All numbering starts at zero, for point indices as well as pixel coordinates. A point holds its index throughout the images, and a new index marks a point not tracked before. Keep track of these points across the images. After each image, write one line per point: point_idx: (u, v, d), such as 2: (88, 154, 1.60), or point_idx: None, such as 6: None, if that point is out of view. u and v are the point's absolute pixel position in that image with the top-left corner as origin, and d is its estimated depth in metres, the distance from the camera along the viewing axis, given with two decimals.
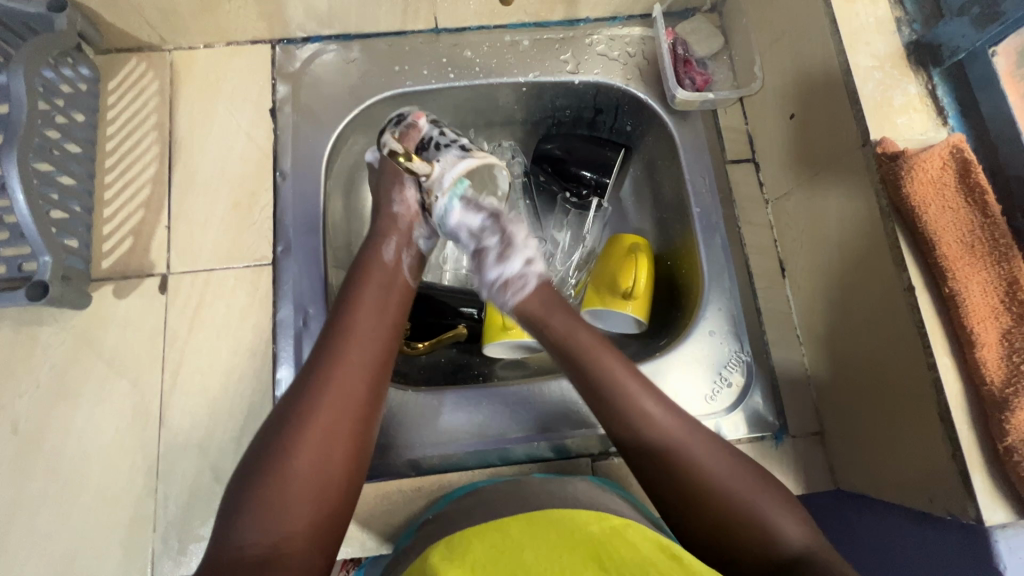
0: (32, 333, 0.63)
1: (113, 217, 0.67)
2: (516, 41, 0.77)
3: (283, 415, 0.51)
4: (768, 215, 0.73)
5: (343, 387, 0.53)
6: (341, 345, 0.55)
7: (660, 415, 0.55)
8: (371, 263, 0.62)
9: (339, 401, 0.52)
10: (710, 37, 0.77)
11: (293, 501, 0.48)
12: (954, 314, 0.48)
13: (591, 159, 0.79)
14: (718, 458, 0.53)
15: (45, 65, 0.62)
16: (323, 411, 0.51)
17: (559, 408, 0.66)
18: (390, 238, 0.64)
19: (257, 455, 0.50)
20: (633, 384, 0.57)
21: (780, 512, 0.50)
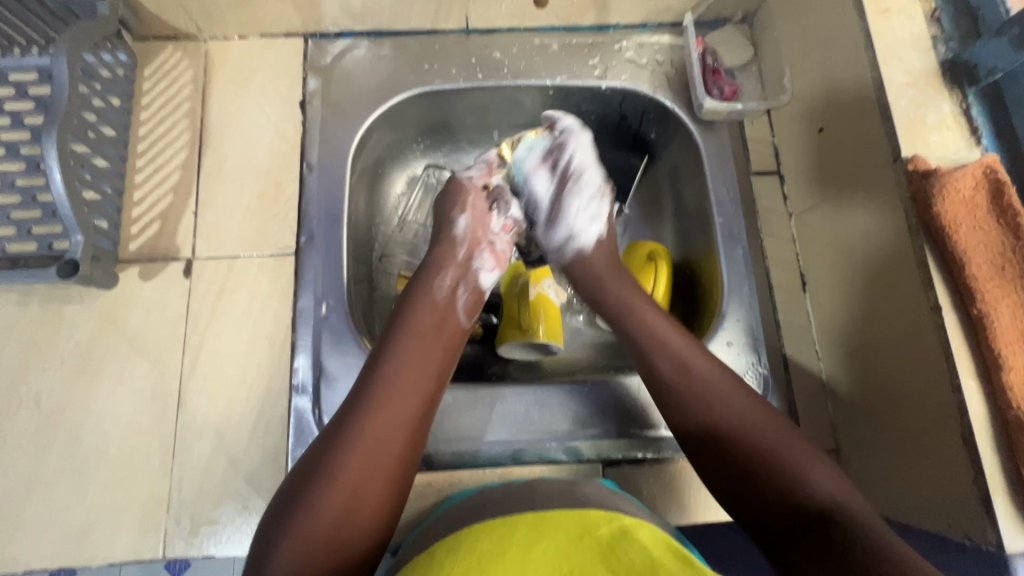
0: (59, 310, 0.64)
1: (143, 201, 0.68)
2: (545, 44, 0.77)
3: (347, 411, 0.52)
4: (791, 229, 0.72)
5: (405, 386, 0.54)
6: (406, 355, 0.56)
7: (696, 360, 0.57)
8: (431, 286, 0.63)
9: (403, 404, 0.53)
10: (740, 48, 0.77)
11: (343, 488, 0.47)
12: (981, 336, 0.48)
13: (615, 163, 0.82)
14: (748, 405, 0.54)
15: (87, 49, 0.63)
16: (382, 405, 0.52)
17: (574, 408, 0.66)
18: (450, 267, 0.65)
19: (323, 441, 0.51)
20: (674, 335, 0.60)
21: (812, 468, 0.48)
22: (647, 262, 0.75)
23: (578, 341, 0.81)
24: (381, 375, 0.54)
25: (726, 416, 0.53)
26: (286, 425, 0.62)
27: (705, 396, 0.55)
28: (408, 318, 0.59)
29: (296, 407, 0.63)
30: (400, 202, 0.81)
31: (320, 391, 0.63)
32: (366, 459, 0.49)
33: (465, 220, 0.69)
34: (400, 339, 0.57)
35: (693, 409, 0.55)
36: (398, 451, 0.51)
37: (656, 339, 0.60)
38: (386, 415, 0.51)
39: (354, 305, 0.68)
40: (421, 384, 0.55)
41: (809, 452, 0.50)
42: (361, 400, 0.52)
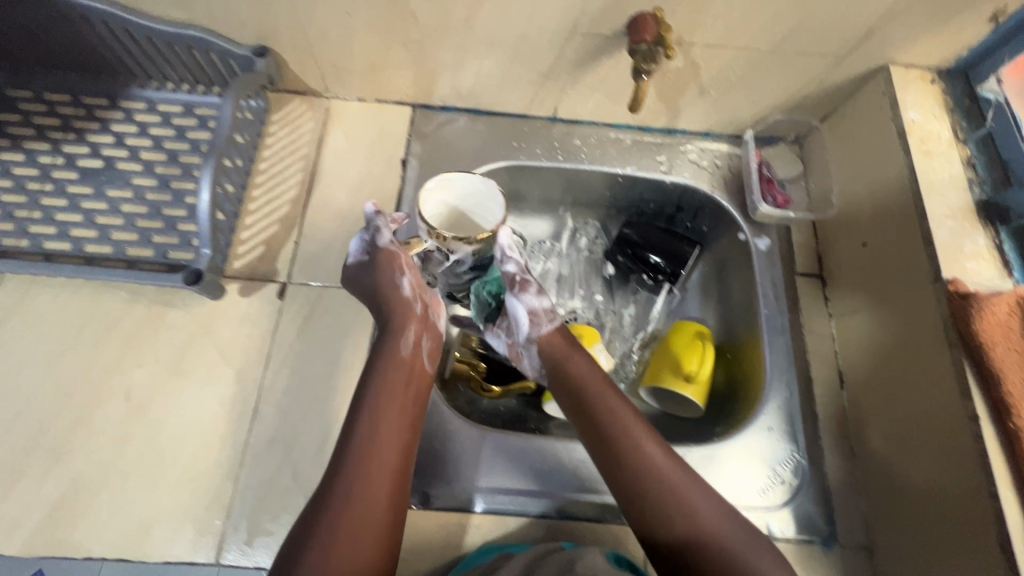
0: (163, 312, 0.71)
1: (253, 226, 0.76)
2: (619, 139, 0.88)
3: (318, 503, 0.54)
4: (831, 329, 0.78)
5: (388, 447, 0.58)
6: (368, 447, 0.57)
7: (659, 454, 0.59)
8: (390, 358, 0.63)
9: (376, 498, 0.55)
10: (791, 163, 0.86)
11: (347, 545, 0.52)
12: (1016, 451, 0.52)
13: (665, 248, 0.88)
14: (711, 503, 0.57)
15: (246, 97, 0.76)
16: (370, 466, 0.56)
17: (547, 465, 0.69)
18: (408, 325, 0.66)
19: (311, 507, 0.54)
20: (629, 417, 0.61)
21: (767, 569, 0.53)
22: (695, 341, 0.81)
23: None
24: (367, 437, 0.58)
25: (694, 508, 0.56)
26: None
27: (675, 496, 0.57)
28: (381, 372, 0.62)
29: None
30: None
31: None
32: (366, 520, 0.54)
33: (407, 281, 0.66)
34: (373, 397, 0.60)
35: (657, 500, 0.57)
36: (388, 505, 0.56)
37: (632, 444, 0.60)
38: (359, 507, 0.54)
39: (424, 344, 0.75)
40: (403, 439, 0.59)
41: (756, 545, 0.55)
42: (337, 493, 0.54)
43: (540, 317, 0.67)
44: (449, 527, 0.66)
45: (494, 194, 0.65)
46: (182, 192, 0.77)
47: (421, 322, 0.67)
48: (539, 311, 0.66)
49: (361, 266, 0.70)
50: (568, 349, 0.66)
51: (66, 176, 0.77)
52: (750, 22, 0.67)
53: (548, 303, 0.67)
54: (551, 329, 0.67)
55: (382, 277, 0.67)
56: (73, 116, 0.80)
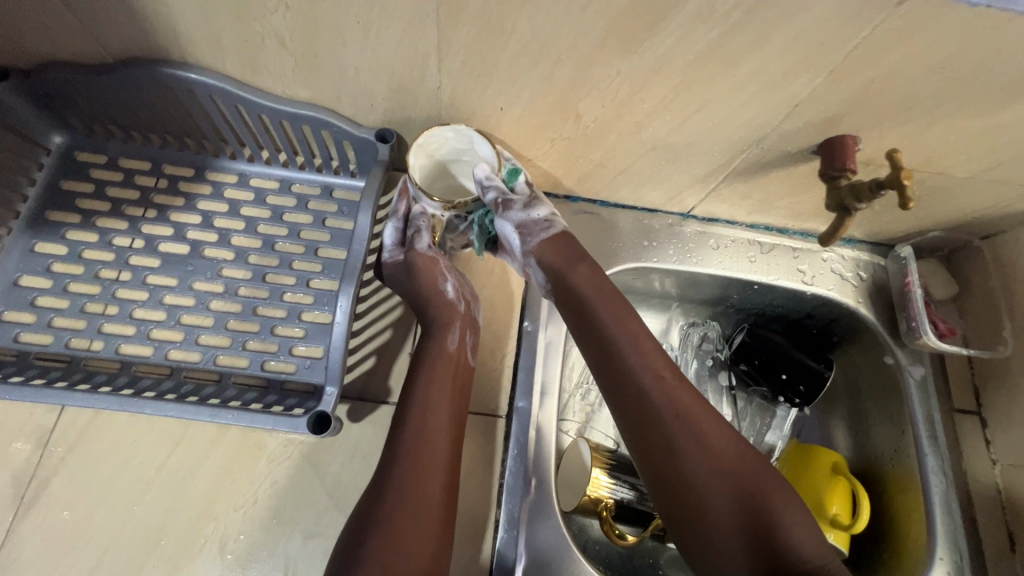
0: (261, 440, 0.60)
1: (363, 333, 0.67)
2: (755, 242, 0.80)
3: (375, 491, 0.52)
4: (996, 478, 0.70)
5: (434, 449, 0.54)
6: (422, 420, 0.56)
7: (673, 383, 0.58)
8: (435, 350, 0.61)
9: (431, 490, 0.52)
10: (946, 282, 0.79)
11: (406, 537, 0.49)
12: None
13: (797, 363, 0.79)
14: (729, 441, 0.56)
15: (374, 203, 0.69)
16: (420, 455, 0.54)
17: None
18: (455, 322, 0.64)
19: (358, 522, 0.50)
20: (646, 339, 0.60)
21: (795, 524, 0.52)
22: (832, 477, 0.73)
23: None
24: (409, 432, 0.55)
25: (713, 444, 0.55)
26: None
27: (710, 456, 0.55)
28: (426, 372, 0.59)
29: None
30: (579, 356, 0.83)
31: None
32: (410, 534, 0.49)
33: (453, 287, 0.65)
34: (420, 395, 0.57)
35: (685, 454, 0.56)
36: (437, 519, 0.51)
37: (662, 394, 0.57)
38: (414, 492, 0.51)
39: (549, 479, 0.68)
40: (446, 444, 0.56)
41: (787, 497, 0.54)
42: (387, 472, 0.52)
43: (530, 228, 0.65)
44: None
45: (468, 134, 0.62)
46: (280, 288, 0.67)
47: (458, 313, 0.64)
48: (528, 222, 0.65)
49: (396, 266, 0.67)
50: (571, 265, 0.64)
51: (146, 263, 0.66)
52: (959, 150, 0.59)
53: (538, 214, 0.66)
54: (559, 231, 0.66)
55: (428, 276, 0.65)
56: (154, 188, 0.70)
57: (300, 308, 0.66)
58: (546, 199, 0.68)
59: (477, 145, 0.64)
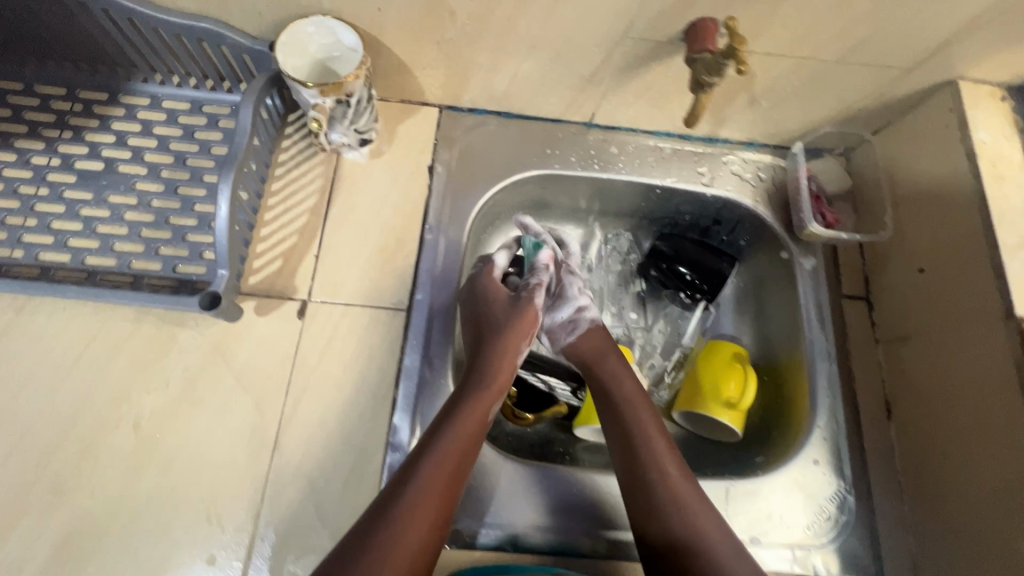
0: (174, 333, 0.65)
1: (271, 238, 0.71)
2: (658, 147, 0.83)
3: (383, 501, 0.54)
4: (879, 356, 0.74)
5: (457, 450, 0.58)
6: (447, 441, 0.58)
7: (654, 426, 0.67)
8: (478, 374, 0.65)
9: (428, 509, 0.54)
10: (840, 178, 0.81)
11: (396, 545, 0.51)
12: None
13: (702, 263, 0.84)
14: (691, 482, 0.63)
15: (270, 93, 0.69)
16: (426, 474, 0.56)
17: (581, 498, 0.66)
18: (509, 362, 0.67)
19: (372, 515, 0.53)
20: (633, 389, 0.70)
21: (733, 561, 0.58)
22: (732, 363, 0.77)
23: None
24: (443, 434, 0.58)
25: (675, 480, 0.62)
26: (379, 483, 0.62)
27: (666, 477, 0.62)
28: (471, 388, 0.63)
29: (389, 464, 0.63)
30: None
31: None
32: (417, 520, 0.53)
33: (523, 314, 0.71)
34: (457, 418, 0.60)
35: (655, 484, 0.62)
36: (444, 498, 0.56)
37: (635, 415, 0.67)
38: (417, 510, 0.54)
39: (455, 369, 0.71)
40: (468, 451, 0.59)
41: (733, 540, 0.60)
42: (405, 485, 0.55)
43: (559, 335, 0.76)
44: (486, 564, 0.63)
45: (330, 24, 0.64)
46: (191, 199, 0.71)
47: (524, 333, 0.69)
48: (557, 326, 0.76)
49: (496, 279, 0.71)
50: (603, 347, 0.73)
51: (62, 179, 0.70)
52: (819, 30, 0.62)
53: (563, 317, 0.76)
54: (586, 327, 0.75)
55: (493, 290, 0.70)
56: (69, 111, 0.73)
57: (209, 217, 0.70)
58: (578, 300, 0.76)
59: (342, 36, 0.65)
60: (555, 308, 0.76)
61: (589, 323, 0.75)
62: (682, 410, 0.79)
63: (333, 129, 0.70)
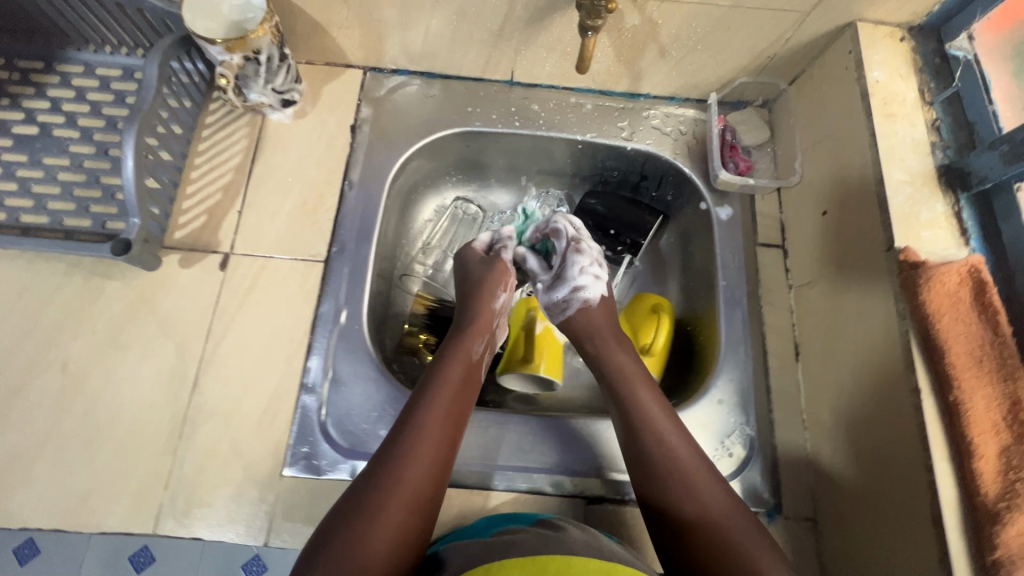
0: (102, 283, 0.69)
1: (196, 194, 0.74)
2: (580, 104, 0.84)
3: (373, 470, 0.56)
4: (790, 301, 0.76)
5: (443, 411, 0.61)
6: (426, 412, 0.60)
7: (648, 395, 0.65)
8: (460, 353, 0.68)
9: (416, 473, 0.56)
10: (758, 129, 0.82)
11: (382, 509, 0.53)
12: (955, 421, 0.51)
13: (627, 218, 0.87)
14: (690, 449, 0.61)
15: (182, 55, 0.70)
16: (410, 442, 0.58)
17: (573, 447, 0.69)
18: (481, 335, 0.71)
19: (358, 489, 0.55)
20: (623, 359, 0.69)
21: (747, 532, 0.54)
22: (651, 314, 0.80)
23: (577, 380, 0.85)
24: (428, 395, 0.62)
25: (672, 450, 0.60)
26: (290, 422, 0.66)
27: (665, 451, 0.61)
28: (453, 355, 0.68)
29: (302, 404, 0.66)
30: (427, 227, 0.89)
31: (328, 394, 0.67)
32: (408, 475, 0.55)
33: (505, 297, 0.76)
34: (436, 390, 0.63)
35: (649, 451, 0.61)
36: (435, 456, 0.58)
37: (631, 394, 0.65)
38: (403, 477, 0.55)
39: (371, 316, 0.74)
40: (456, 412, 0.62)
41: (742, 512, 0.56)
42: (390, 453, 0.57)
43: (554, 308, 0.76)
44: None
45: None
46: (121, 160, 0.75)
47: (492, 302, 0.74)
48: (552, 304, 0.76)
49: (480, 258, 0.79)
50: (596, 329, 0.72)
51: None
52: None
53: (559, 296, 0.76)
54: (578, 307, 0.74)
55: (491, 283, 0.75)
56: (9, 80, 0.77)
57: None
58: (571, 279, 0.75)
59: None
60: (562, 284, 0.75)
61: (584, 302, 0.74)
62: None
63: (249, 88, 0.72)
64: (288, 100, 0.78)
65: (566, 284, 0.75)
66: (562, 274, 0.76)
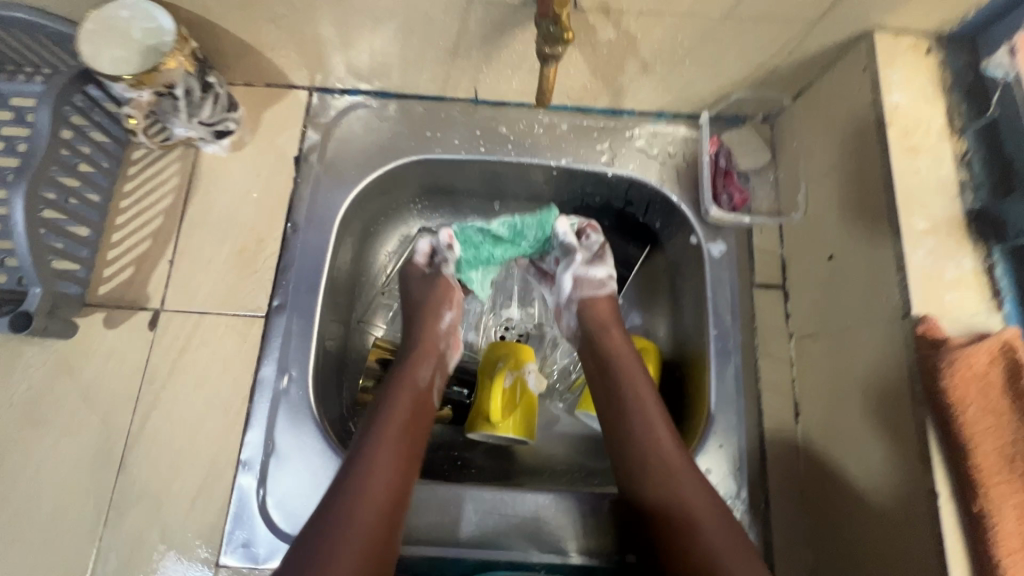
0: (16, 349, 0.62)
1: (121, 243, 0.66)
2: (554, 123, 0.74)
3: (338, 491, 0.52)
4: (790, 351, 0.67)
5: (397, 440, 0.57)
6: (378, 436, 0.56)
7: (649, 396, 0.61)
8: (406, 378, 0.62)
9: (380, 496, 0.53)
10: (756, 150, 0.73)
11: (346, 535, 0.49)
12: (978, 537, 0.43)
13: (614, 253, 0.79)
14: (684, 462, 0.57)
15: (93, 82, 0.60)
16: (374, 460, 0.54)
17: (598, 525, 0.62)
18: (425, 359, 0.65)
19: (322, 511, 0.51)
20: (628, 355, 0.65)
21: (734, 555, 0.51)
22: None
23: (555, 431, 0.77)
24: (377, 424, 0.58)
25: (668, 460, 0.57)
26: (227, 503, 0.59)
27: (664, 463, 0.57)
28: (398, 382, 0.62)
29: (240, 485, 0.60)
30: (389, 261, 0.80)
31: (267, 470, 0.60)
32: (364, 509, 0.51)
33: (451, 315, 0.69)
34: (383, 415, 0.58)
35: (643, 460, 0.58)
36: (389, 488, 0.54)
37: (634, 397, 0.61)
38: (366, 500, 0.52)
39: (319, 376, 0.66)
40: (409, 441, 0.58)
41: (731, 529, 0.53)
42: (347, 477, 0.53)
43: (587, 283, 0.70)
44: None
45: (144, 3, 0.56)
46: None
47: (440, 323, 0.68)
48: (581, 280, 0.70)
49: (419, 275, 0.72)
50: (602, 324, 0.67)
51: None
52: None
53: (596, 274, 0.70)
54: (607, 294, 0.70)
55: (433, 301, 0.69)
56: None
57: None
58: (609, 259, 0.72)
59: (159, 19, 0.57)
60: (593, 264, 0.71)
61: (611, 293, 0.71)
62: (582, 411, 0.73)
63: (172, 123, 0.65)
64: (225, 132, 0.70)
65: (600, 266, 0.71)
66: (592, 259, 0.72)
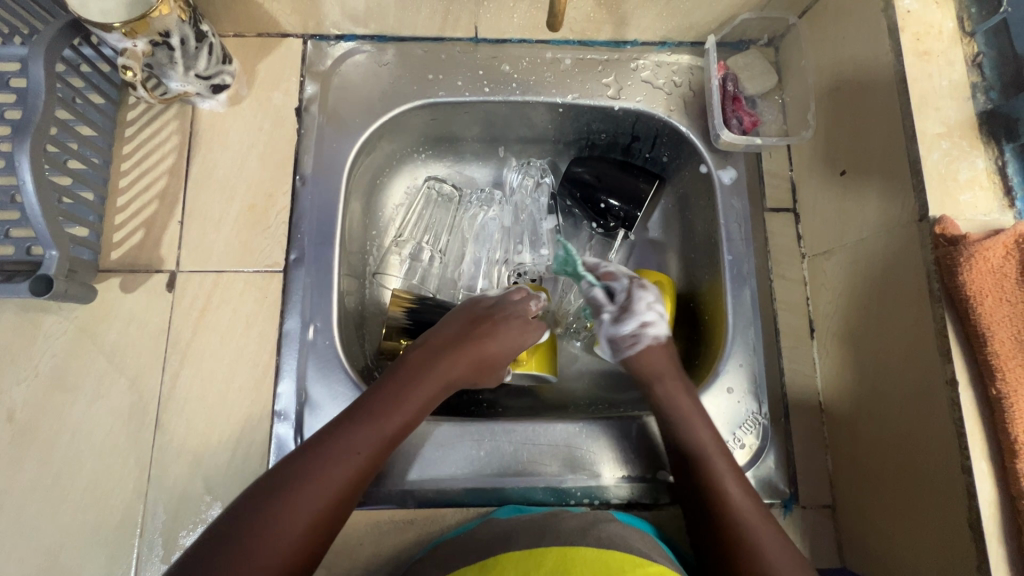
0: (36, 319, 0.61)
1: (127, 207, 0.65)
2: (558, 59, 0.73)
3: (309, 451, 0.52)
4: (803, 272, 0.69)
5: (395, 420, 0.55)
6: (386, 407, 0.55)
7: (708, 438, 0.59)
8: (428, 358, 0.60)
9: (349, 475, 0.52)
10: (764, 74, 0.72)
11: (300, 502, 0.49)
12: (997, 418, 0.45)
13: (621, 187, 0.75)
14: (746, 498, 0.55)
15: (85, 41, 0.61)
16: (356, 439, 0.53)
17: (622, 450, 0.64)
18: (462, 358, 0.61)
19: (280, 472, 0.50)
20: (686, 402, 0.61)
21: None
22: None
23: (573, 368, 0.78)
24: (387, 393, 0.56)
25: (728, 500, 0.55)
26: (266, 453, 0.61)
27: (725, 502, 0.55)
28: (430, 366, 0.59)
29: (277, 434, 0.61)
30: (397, 213, 0.79)
31: (303, 419, 0.61)
32: (332, 471, 0.51)
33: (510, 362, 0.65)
34: (396, 389, 0.57)
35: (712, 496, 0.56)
36: (355, 478, 0.52)
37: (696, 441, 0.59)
38: (331, 473, 0.51)
39: (343, 327, 0.66)
40: (407, 423, 0.56)
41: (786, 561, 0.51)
42: (327, 444, 0.52)
43: (626, 342, 0.65)
44: (384, 526, 0.61)
45: None
46: None
47: (517, 339, 0.62)
48: (619, 338, 0.65)
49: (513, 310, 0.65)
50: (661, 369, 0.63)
51: None
52: None
53: (628, 329, 0.64)
54: (649, 345, 0.64)
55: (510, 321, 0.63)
56: None
57: None
58: (638, 305, 0.65)
59: None
60: (615, 326, 0.65)
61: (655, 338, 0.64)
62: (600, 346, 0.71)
63: (168, 77, 0.63)
64: (220, 86, 0.68)
65: (633, 318, 0.64)
66: (626, 305, 0.65)
